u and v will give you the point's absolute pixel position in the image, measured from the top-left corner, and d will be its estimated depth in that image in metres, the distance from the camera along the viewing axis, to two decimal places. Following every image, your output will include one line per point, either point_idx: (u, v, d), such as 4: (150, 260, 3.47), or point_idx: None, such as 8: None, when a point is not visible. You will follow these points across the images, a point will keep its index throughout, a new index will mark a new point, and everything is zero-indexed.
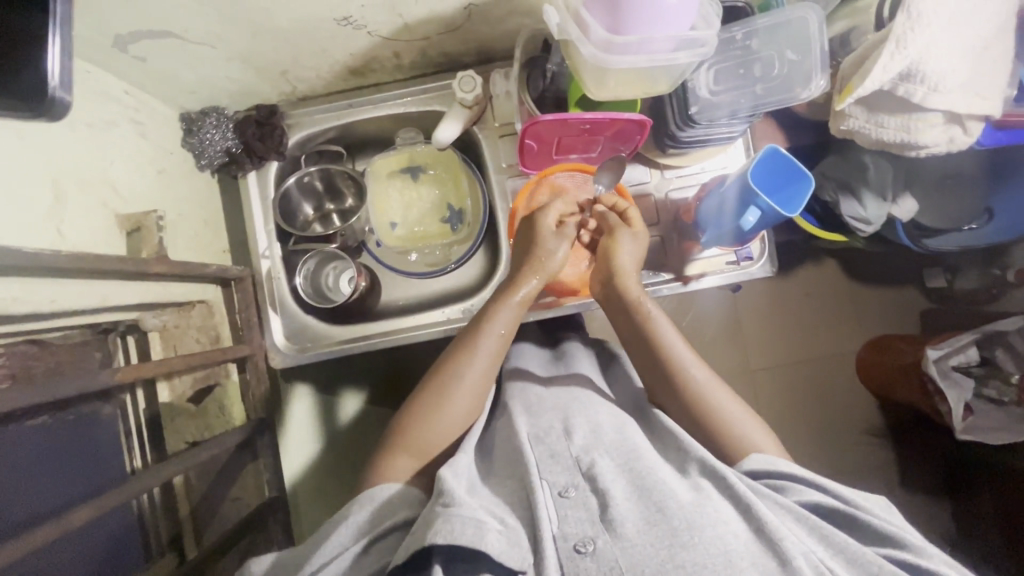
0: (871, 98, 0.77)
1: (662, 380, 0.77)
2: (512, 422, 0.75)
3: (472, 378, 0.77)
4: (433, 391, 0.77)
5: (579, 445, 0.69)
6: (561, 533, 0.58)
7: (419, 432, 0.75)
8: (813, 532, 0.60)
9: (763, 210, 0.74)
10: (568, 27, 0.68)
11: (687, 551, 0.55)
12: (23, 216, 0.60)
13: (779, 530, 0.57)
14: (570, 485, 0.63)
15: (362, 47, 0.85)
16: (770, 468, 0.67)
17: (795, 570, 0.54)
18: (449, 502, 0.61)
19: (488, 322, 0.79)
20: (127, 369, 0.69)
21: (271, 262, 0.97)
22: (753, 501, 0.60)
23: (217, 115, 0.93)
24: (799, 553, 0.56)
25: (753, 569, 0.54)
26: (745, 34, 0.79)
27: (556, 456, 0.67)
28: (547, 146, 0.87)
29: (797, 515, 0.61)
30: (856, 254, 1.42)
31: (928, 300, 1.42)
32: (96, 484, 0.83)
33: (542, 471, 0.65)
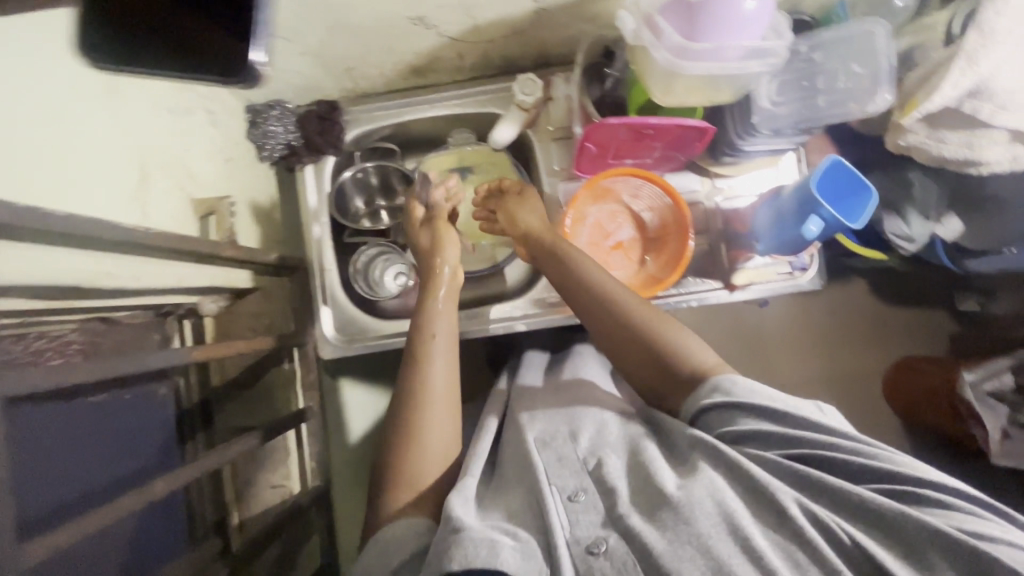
0: (934, 115, 0.78)
1: (596, 311, 0.77)
2: (521, 432, 0.71)
3: (438, 392, 0.73)
4: (403, 418, 0.72)
5: (585, 447, 0.66)
6: (574, 538, 0.56)
7: (410, 466, 0.70)
8: (803, 479, 0.56)
9: (825, 219, 0.75)
10: (643, 32, 0.70)
11: (691, 525, 0.53)
12: (109, 195, 0.62)
13: (772, 483, 0.55)
14: (579, 489, 0.61)
15: (429, 46, 0.87)
16: (738, 401, 0.63)
17: (792, 521, 0.53)
18: (459, 527, 0.58)
19: (423, 330, 0.78)
20: (201, 347, 0.66)
21: (323, 252, 0.97)
22: (741, 459, 0.57)
23: (280, 108, 0.96)
24: (792, 499, 0.54)
25: (753, 527, 0.53)
26: (810, 47, 0.80)
27: (564, 461, 0.64)
28: (606, 150, 0.88)
29: (781, 465, 0.57)
30: (890, 274, 1.42)
31: (963, 322, 1.41)
32: (148, 464, 0.83)
33: (550, 476, 0.63)
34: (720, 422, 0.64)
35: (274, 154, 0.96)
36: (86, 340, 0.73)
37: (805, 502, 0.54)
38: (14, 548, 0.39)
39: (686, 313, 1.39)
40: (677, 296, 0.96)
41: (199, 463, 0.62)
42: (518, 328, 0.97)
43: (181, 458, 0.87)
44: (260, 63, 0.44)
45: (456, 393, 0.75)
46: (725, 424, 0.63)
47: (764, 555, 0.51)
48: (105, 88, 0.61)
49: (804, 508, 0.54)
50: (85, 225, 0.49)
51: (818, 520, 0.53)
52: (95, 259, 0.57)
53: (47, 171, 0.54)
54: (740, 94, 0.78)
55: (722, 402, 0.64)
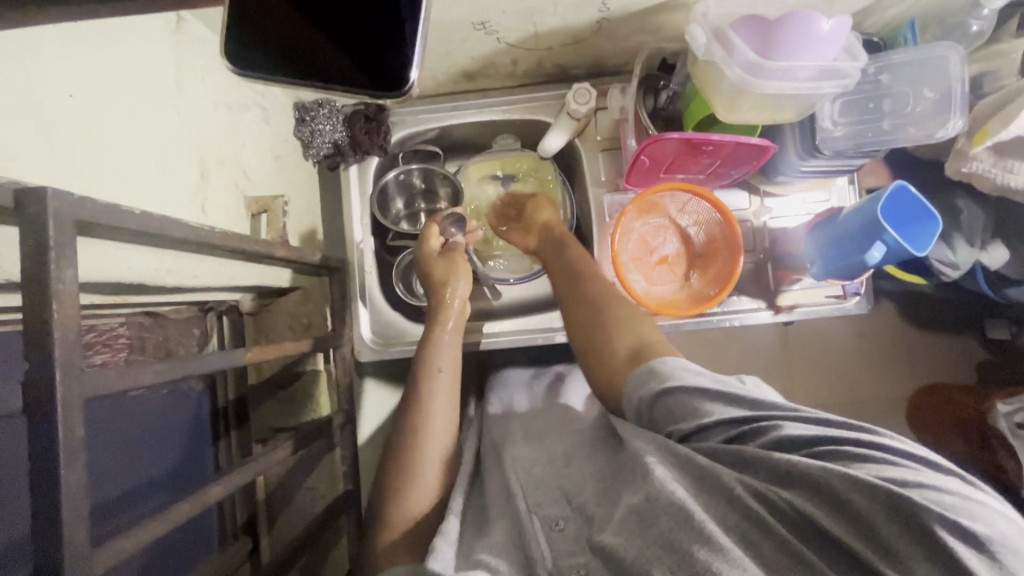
0: (1005, 144, 0.76)
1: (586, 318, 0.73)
2: (504, 456, 0.70)
3: (437, 410, 0.71)
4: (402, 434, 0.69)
5: (564, 473, 0.62)
6: (555, 568, 0.51)
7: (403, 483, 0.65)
8: (775, 472, 0.49)
9: (890, 245, 0.74)
10: (714, 48, 0.68)
11: (655, 523, 0.48)
12: (172, 191, 0.61)
13: (713, 467, 0.50)
14: (559, 516, 0.56)
15: (486, 51, 0.86)
16: (680, 387, 0.57)
17: (745, 507, 0.47)
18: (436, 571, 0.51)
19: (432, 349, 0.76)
20: (255, 349, 0.64)
21: (364, 253, 0.96)
22: (682, 447, 0.53)
23: (328, 106, 0.94)
24: (734, 478, 0.49)
25: (710, 518, 0.47)
26: (877, 69, 0.78)
27: (542, 488, 0.61)
28: (658, 164, 0.86)
29: (716, 446, 0.52)
30: (918, 298, 1.39)
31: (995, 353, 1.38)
32: (180, 463, 0.82)
33: (531, 504, 0.59)
34: (662, 413, 0.58)
35: (320, 152, 0.95)
36: (133, 334, 0.72)
37: (748, 480, 0.49)
38: (86, 552, 0.39)
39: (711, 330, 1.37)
40: (720, 315, 0.94)
41: (245, 470, 0.61)
42: (558, 340, 0.95)
43: (214, 471, 0.87)
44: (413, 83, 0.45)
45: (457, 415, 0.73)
46: (668, 414, 0.57)
47: (720, 540, 0.45)
48: (169, 84, 0.61)
49: (747, 486, 0.49)
50: (158, 223, 0.48)
51: (764, 498, 0.47)
52: (158, 256, 0.56)
53: (118, 166, 0.54)
54: (805, 113, 0.76)
55: (664, 387, 0.58)
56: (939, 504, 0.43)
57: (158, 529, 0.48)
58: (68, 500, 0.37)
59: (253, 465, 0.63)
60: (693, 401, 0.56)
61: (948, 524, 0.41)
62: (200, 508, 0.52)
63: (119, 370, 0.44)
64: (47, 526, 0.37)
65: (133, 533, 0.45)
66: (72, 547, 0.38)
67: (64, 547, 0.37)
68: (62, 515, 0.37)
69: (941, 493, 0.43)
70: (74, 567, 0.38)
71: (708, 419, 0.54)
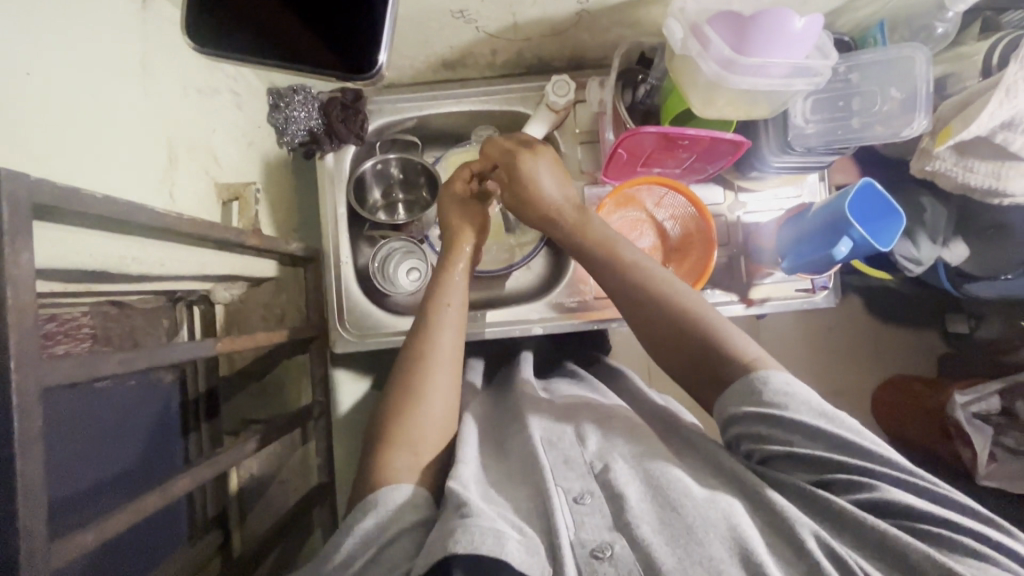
0: (965, 144, 0.79)
1: (642, 303, 0.70)
2: (526, 428, 0.67)
3: (444, 356, 0.72)
4: (408, 379, 0.69)
5: (592, 451, 0.62)
6: (578, 539, 0.52)
7: (407, 425, 0.66)
8: (853, 530, 0.51)
9: (855, 240, 0.76)
10: (690, 42, 0.69)
11: (704, 547, 0.50)
12: (138, 178, 0.60)
13: (790, 511, 0.53)
14: (585, 491, 0.57)
15: (465, 41, 0.86)
16: (770, 416, 0.57)
17: (809, 555, 0.49)
18: (466, 514, 0.52)
19: (436, 301, 0.77)
20: (225, 339, 0.63)
21: (339, 244, 0.94)
22: (764, 489, 0.55)
23: (304, 93, 0.92)
24: (811, 531, 0.51)
25: (768, 553, 0.50)
26: (847, 68, 0.80)
27: (570, 463, 0.60)
28: (636, 157, 0.87)
29: (802, 489, 0.54)
30: (882, 293, 1.43)
31: (948, 344, 1.43)
32: (147, 456, 0.80)
33: (556, 476, 0.58)
34: (746, 431, 0.59)
35: (295, 139, 0.93)
36: (97, 324, 0.70)
37: (823, 535, 0.51)
38: (45, 546, 0.38)
39: None
40: None
41: (216, 461, 0.60)
42: (535, 331, 0.95)
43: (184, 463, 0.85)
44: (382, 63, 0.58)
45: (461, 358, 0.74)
46: (748, 436, 0.58)
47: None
48: (134, 66, 0.59)
49: (824, 543, 0.50)
50: (122, 209, 0.47)
51: (837, 557, 0.49)
52: (126, 243, 0.55)
53: (78, 149, 0.51)
54: (778, 110, 0.77)
55: (752, 409, 0.58)
56: None
57: (124, 521, 0.47)
58: (28, 491, 0.36)
59: (226, 456, 0.62)
60: (786, 435, 0.56)
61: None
62: (168, 502, 0.51)
63: (85, 359, 0.43)
64: (3, 518, 0.36)
65: (95, 526, 0.44)
66: (30, 541, 0.37)
67: (22, 541, 0.36)
68: (19, 507, 0.36)
69: None
70: (32, 561, 0.37)
71: (797, 455, 0.55)
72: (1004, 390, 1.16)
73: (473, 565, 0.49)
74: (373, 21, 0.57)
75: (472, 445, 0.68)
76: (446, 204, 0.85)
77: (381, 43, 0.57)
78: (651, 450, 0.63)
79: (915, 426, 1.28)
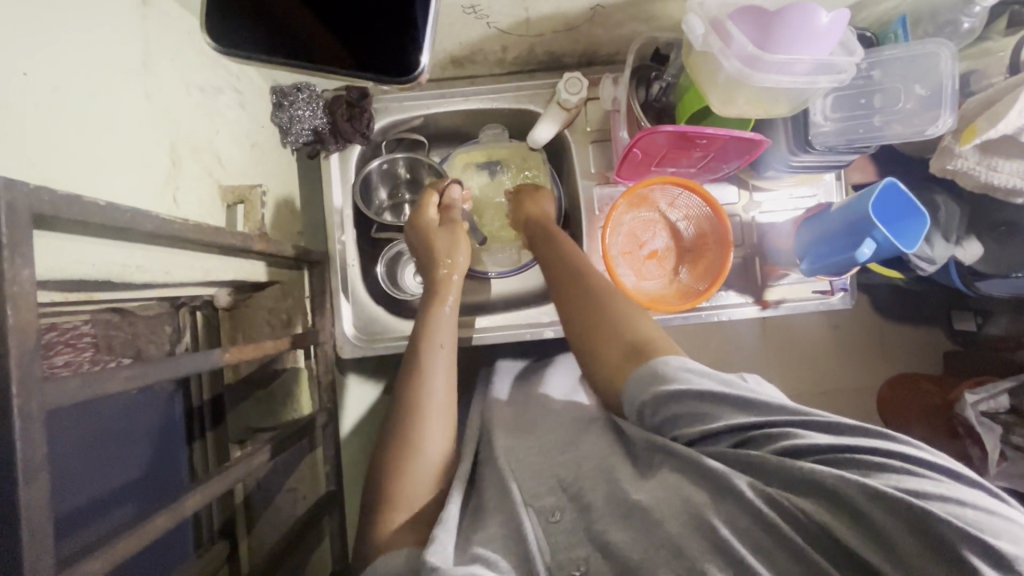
0: (989, 143, 0.77)
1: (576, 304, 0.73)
2: (491, 444, 0.69)
3: (440, 400, 0.66)
4: (404, 426, 0.64)
5: (551, 456, 0.63)
6: (554, 564, 0.52)
7: (409, 481, 0.62)
8: (787, 482, 0.48)
9: (880, 242, 0.74)
10: (712, 39, 0.66)
11: (662, 526, 0.49)
12: (141, 183, 0.57)
13: (722, 467, 0.51)
14: (556, 507, 0.56)
15: (475, 37, 0.83)
16: (668, 392, 0.56)
17: (757, 512, 0.47)
18: (439, 561, 0.51)
19: (428, 341, 0.71)
20: (232, 349, 0.60)
21: (347, 248, 0.92)
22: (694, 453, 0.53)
23: (308, 91, 0.91)
24: (745, 482, 0.49)
25: (719, 517, 0.48)
26: (869, 64, 0.78)
27: (537, 473, 0.60)
28: (650, 157, 0.84)
29: (724, 452, 0.52)
30: (890, 291, 1.42)
31: (954, 342, 1.41)
32: (150, 466, 0.78)
33: (526, 497, 0.58)
34: (659, 416, 0.57)
35: (299, 140, 0.91)
36: (98, 332, 0.67)
37: (757, 482, 0.49)
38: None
39: (693, 323, 1.38)
40: (708, 310, 0.94)
41: (226, 475, 0.58)
42: (546, 335, 0.93)
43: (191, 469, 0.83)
44: (422, 68, 0.61)
45: (455, 401, 0.68)
46: (667, 420, 0.56)
47: (729, 542, 0.46)
48: (135, 64, 0.57)
49: (760, 491, 0.48)
50: (126, 217, 0.44)
51: (785, 512, 0.47)
52: (129, 250, 0.52)
53: (78, 152, 0.49)
54: (798, 108, 0.75)
55: (658, 392, 0.57)
56: (963, 520, 0.42)
57: (132, 545, 0.45)
58: (30, 520, 0.34)
59: (235, 469, 0.60)
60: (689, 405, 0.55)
61: (972, 542, 0.41)
62: (177, 521, 0.49)
63: (89, 376, 0.40)
64: (7, 551, 0.34)
65: (103, 551, 0.42)
66: (36, 573, 0.34)
67: (27, 573, 0.34)
68: (22, 537, 0.34)
69: (954, 504, 0.43)
70: None
71: (714, 425, 0.53)
72: (1014, 389, 1.14)
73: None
74: (414, 27, 0.61)
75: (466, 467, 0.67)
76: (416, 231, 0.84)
77: (421, 48, 0.61)
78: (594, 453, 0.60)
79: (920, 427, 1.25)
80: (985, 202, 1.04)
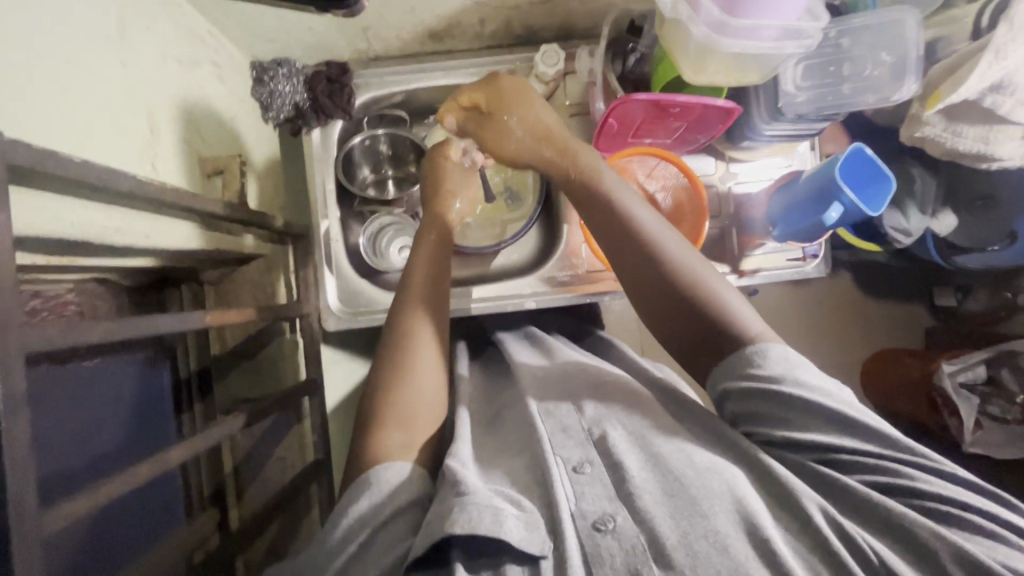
0: (953, 108, 0.78)
1: (633, 262, 0.68)
2: (525, 399, 0.69)
3: (430, 331, 0.72)
4: (395, 352, 0.70)
5: (589, 417, 0.63)
6: (579, 511, 0.52)
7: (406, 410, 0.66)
8: (859, 508, 0.52)
9: (846, 205, 0.76)
10: (680, 6, 0.67)
11: (708, 519, 0.50)
12: (118, 148, 0.58)
13: (797, 486, 0.53)
14: (585, 460, 0.57)
15: (452, 9, 0.84)
16: (759, 386, 0.58)
17: (817, 531, 0.50)
18: (464, 491, 0.53)
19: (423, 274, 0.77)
20: (215, 312, 0.62)
21: (331, 223, 0.93)
22: (770, 463, 0.55)
23: (288, 66, 0.91)
24: (817, 508, 0.51)
25: (776, 531, 0.50)
26: (839, 32, 0.79)
27: (569, 431, 0.61)
28: (626, 128, 0.86)
29: (804, 465, 0.55)
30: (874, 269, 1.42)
31: (935, 319, 1.41)
32: (140, 435, 0.80)
33: (554, 446, 0.59)
34: (743, 406, 0.59)
35: (280, 115, 0.93)
36: (82, 301, 0.68)
37: (830, 510, 0.51)
38: (35, 509, 0.38)
39: None
40: None
41: (209, 433, 0.60)
42: (527, 306, 0.95)
43: (178, 433, 0.86)
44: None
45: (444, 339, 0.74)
46: (749, 411, 0.59)
47: (781, 556, 0.48)
48: (110, 31, 0.57)
49: (830, 518, 0.51)
50: (102, 175, 0.46)
51: (844, 534, 0.49)
52: (103, 211, 0.54)
53: (56, 114, 0.50)
54: (769, 76, 0.77)
55: (749, 383, 0.58)
56: None
57: (115, 490, 0.46)
58: (13, 455, 0.36)
59: (219, 428, 0.62)
60: (784, 410, 0.56)
61: None
62: (159, 472, 0.51)
63: (67, 326, 0.42)
64: None
65: (86, 495, 0.44)
66: (20, 507, 0.36)
67: (11, 505, 0.36)
68: (5, 470, 0.35)
69: None
70: (24, 523, 0.37)
71: (801, 437, 0.55)
72: (989, 360, 1.15)
73: (475, 548, 0.51)
74: None
75: (467, 426, 0.70)
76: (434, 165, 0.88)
77: None
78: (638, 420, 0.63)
79: (902, 400, 1.28)
80: (958, 174, 1.06)
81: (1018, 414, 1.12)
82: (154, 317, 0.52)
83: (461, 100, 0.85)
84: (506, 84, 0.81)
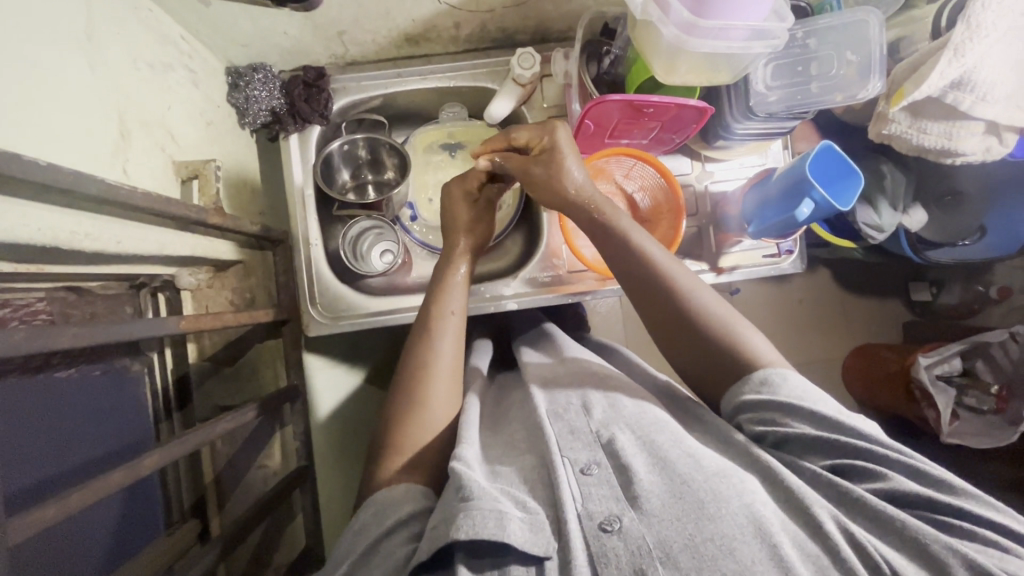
0: (917, 105, 0.81)
1: (647, 295, 0.73)
2: (530, 399, 0.69)
3: (445, 366, 0.73)
4: (410, 384, 0.72)
5: (597, 420, 0.62)
6: (586, 512, 0.52)
7: (405, 425, 0.68)
8: (866, 515, 0.52)
9: (817, 201, 0.77)
10: (650, 8, 0.69)
11: (715, 522, 0.49)
12: (89, 154, 0.58)
13: (808, 494, 0.53)
14: (592, 462, 0.57)
15: (428, 13, 0.85)
16: (778, 401, 0.60)
17: (827, 537, 0.50)
18: (467, 494, 0.53)
19: (439, 307, 0.77)
20: (191, 317, 0.61)
21: (310, 226, 0.92)
22: (782, 471, 0.55)
23: (264, 72, 0.91)
24: (828, 515, 0.51)
25: (784, 536, 0.50)
26: (805, 33, 0.82)
27: (575, 433, 0.61)
28: (603, 129, 0.87)
29: (816, 474, 0.56)
30: (853, 265, 1.43)
31: (912, 312, 1.42)
32: (118, 445, 0.79)
33: (562, 447, 0.59)
34: (758, 415, 0.62)
35: (257, 121, 0.92)
36: (55, 310, 0.67)
37: (842, 517, 0.51)
38: None
39: None
40: None
41: (188, 439, 0.59)
42: (508, 306, 0.95)
43: (156, 437, 0.84)
44: None
45: (462, 363, 0.76)
46: (759, 418, 0.61)
47: (790, 561, 0.47)
48: (79, 36, 0.57)
49: (841, 526, 0.51)
50: (71, 178, 0.45)
51: (853, 539, 0.50)
52: (72, 214, 0.53)
53: (28, 120, 0.50)
54: (740, 76, 0.79)
55: (765, 397, 0.62)
56: None
57: (88, 497, 0.46)
58: None
59: (198, 433, 0.61)
60: (799, 423, 0.59)
61: None
62: (134, 478, 0.50)
63: (38, 328, 0.42)
64: None
65: (57, 501, 0.44)
66: None
67: None
68: None
69: None
70: None
71: (812, 437, 0.58)
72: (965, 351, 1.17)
73: (473, 549, 0.51)
74: None
75: (472, 424, 0.68)
76: (453, 199, 0.86)
77: None
78: (655, 418, 0.63)
79: (883, 394, 1.28)
80: (930, 170, 1.09)
81: (994, 405, 1.15)
82: (128, 321, 0.51)
83: (511, 140, 0.82)
84: (559, 141, 0.77)
